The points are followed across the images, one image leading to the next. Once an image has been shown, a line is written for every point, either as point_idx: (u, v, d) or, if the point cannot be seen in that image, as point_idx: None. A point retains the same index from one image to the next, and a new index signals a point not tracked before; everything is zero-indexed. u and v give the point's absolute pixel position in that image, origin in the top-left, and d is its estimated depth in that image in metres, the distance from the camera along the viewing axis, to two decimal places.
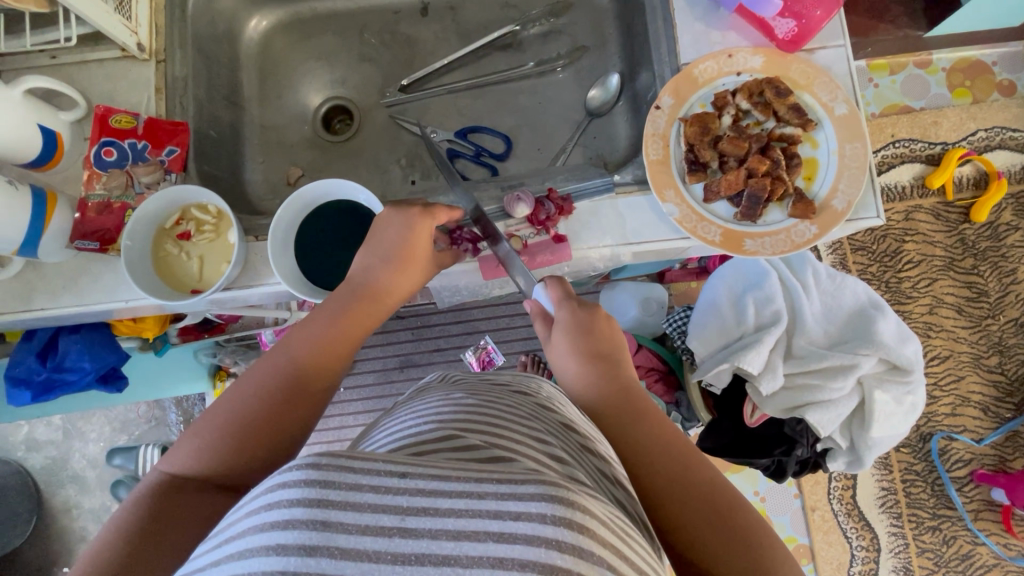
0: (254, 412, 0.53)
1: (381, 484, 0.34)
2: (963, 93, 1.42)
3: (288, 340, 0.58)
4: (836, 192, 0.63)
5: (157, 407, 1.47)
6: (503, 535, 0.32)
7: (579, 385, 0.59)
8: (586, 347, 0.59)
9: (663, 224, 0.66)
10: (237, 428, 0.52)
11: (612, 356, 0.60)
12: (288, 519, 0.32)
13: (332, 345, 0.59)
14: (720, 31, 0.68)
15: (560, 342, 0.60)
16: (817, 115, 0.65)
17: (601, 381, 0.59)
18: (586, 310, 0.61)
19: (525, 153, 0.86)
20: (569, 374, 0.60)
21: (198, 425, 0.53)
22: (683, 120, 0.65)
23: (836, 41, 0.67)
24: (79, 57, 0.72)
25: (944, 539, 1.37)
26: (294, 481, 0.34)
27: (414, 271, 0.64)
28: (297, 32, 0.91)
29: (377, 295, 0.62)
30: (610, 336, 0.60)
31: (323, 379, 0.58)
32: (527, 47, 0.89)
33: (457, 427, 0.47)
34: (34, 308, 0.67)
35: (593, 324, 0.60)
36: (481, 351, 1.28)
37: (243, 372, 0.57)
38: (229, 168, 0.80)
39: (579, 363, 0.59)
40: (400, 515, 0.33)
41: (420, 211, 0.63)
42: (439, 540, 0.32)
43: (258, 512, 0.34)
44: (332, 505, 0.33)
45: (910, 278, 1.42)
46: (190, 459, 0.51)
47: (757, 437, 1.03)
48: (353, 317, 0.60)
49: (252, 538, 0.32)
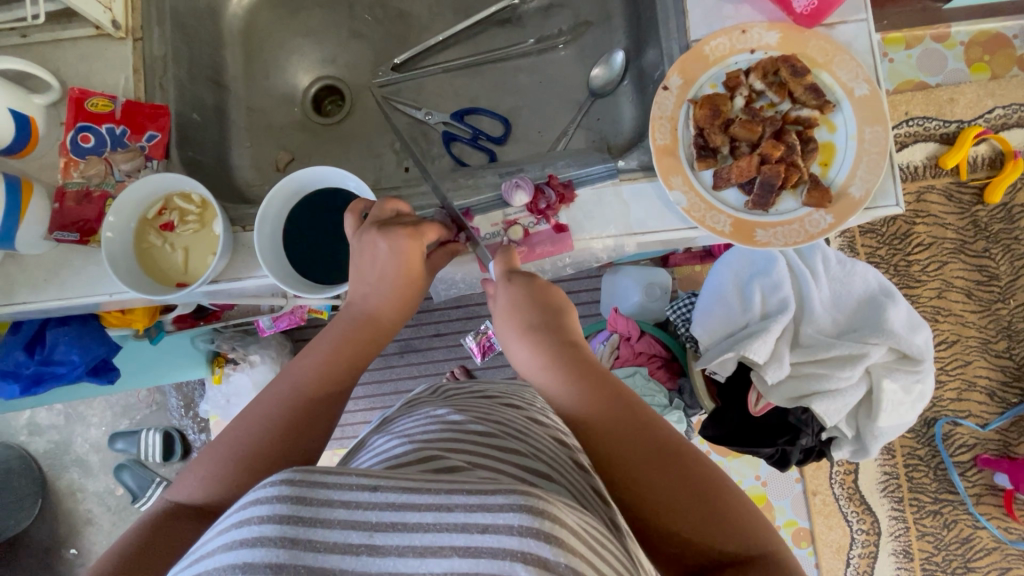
0: (258, 443, 0.51)
1: (353, 500, 0.32)
2: (981, 69, 1.36)
3: (291, 364, 0.57)
4: (853, 179, 0.59)
5: (158, 392, 1.46)
6: (469, 549, 0.29)
7: (521, 362, 0.56)
8: (521, 316, 0.56)
9: (671, 214, 0.62)
10: (242, 459, 0.50)
11: (551, 323, 0.55)
12: (257, 537, 0.30)
13: (336, 368, 0.56)
14: (733, 5, 0.64)
15: (500, 321, 0.58)
16: (835, 96, 0.61)
17: (540, 351, 0.54)
18: (523, 281, 0.58)
19: (524, 136, 0.83)
20: (514, 352, 0.56)
21: (203, 454, 0.51)
22: (692, 102, 0.61)
23: (857, 15, 0.63)
24: (51, 36, 0.68)
25: (944, 523, 1.36)
26: (268, 496, 0.32)
27: (408, 293, 0.60)
28: (284, 7, 0.86)
29: (378, 322, 0.59)
30: (547, 303, 0.56)
31: (331, 406, 0.55)
32: (527, 22, 0.84)
33: (442, 448, 0.46)
34: (14, 302, 0.64)
35: (528, 293, 0.57)
36: (482, 336, 1.26)
37: (247, 404, 0.55)
38: (215, 153, 0.77)
39: (518, 339, 0.56)
40: (369, 531, 0.30)
41: (407, 233, 0.58)
42: (406, 557, 0.29)
43: (230, 530, 0.32)
44: (303, 521, 0.31)
45: (919, 260, 1.39)
46: (197, 488, 0.50)
47: (761, 426, 1.01)
48: (352, 339, 0.58)
49: (220, 558, 0.30)
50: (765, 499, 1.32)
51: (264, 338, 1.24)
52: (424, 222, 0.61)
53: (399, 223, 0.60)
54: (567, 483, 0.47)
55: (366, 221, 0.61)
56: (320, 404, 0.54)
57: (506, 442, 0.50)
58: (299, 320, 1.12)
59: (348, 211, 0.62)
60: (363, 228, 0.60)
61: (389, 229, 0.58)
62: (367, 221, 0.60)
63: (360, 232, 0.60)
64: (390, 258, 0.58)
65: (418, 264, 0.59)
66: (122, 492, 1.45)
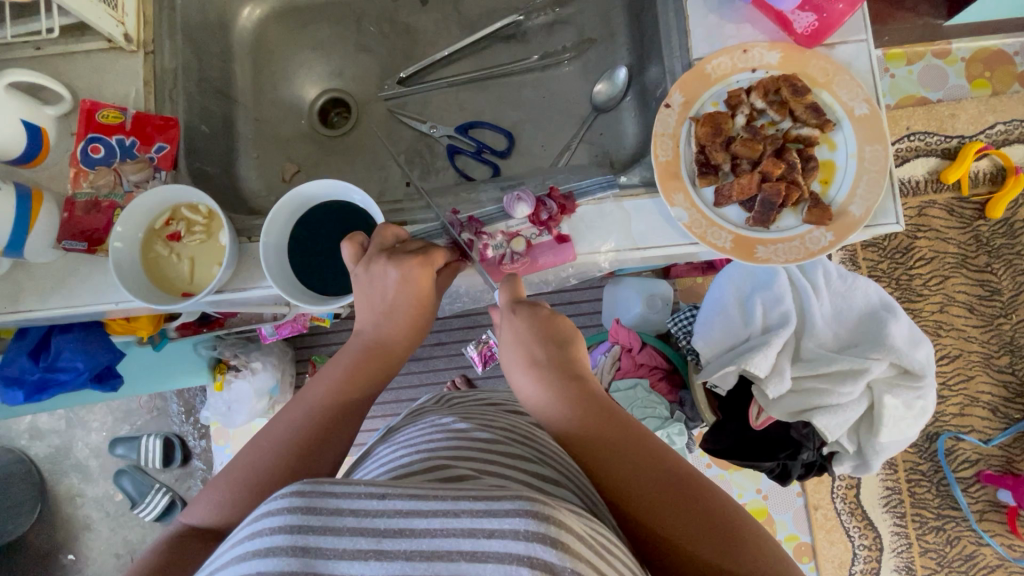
0: (275, 465, 0.51)
1: (362, 507, 0.32)
2: (983, 85, 1.37)
3: (305, 388, 0.58)
4: (853, 197, 0.60)
5: (159, 397, 1.46)
6: (476, 554, 0.29)
7: (526, 393, 0.55)
8: (526, 348, 0.56)
9: (672, 229, 0.63)
10: (256, 485, 0.50)
11: (558, 356, 0.55)
12: (269, 547, 0.31)
13: (348, 391, 0.57)
14: (735, 24, 0.65)
15: (505, 351, 0.58)
16: (835, 115, 0.62)
17: (547, 387, 0.54)
18: (527, 312, 0.57)
19: (528, 150, 0.83)
20: (520, 384, 0.56)
21: (219, 477, 0.52)
22: (694, 120, 0.62)
23: (858, 35, 0.64)
24: (64, 48, 0.69)
25: (947, 539, 1.35)
26: (278, 508, 0.32)
27: (421, 320, 0.61)
28: (292, 21, 0.87)
29: (389, 348, 0.60)
30: (553, 335, 0.56)
31: (346, 426, 0.56)
32: (531, 38, 0.86)
33: (450, 455, 0.47)
34: (22, 310, 0.65)
35: (534, 325, 0.56)
36: (482, 346, 1.25)
37: (263, 426, 0.56)
38: (222, 164, 0.78)
39: (523, 371, 0.55)
40: (377, 537, 0.31)
41: (419, 262, 0.58)
42: (413, 561, 0.30)
43: (243, 541, 0.32)
44: (313, 530, 0.31)
45: (921, 274, 1.39)
46: (212, 511, 0.50)
47: (763, 440, 1.01)
48: (365, 367, 0.58)
49: (234, 568, 0.31)
50: (766, 512, 1.31)
51: (266, 345, 1.24)
52: (432, 246, 0.61)
53: (408, 252, 0.59)
54: (576, 493, 0.48)
55: (369, 252, 0.59)
56: (338, 423, 0.55)
57: (512, 450, 0.51)
58: (302, 328, 1.13)
59: (349, 240, 0.60)
60: (368, 257, 0.59)
61: (400, 259, 0.58)
62: (371, 250, 0.60)
63: (367, 263, 0.59)
64: (402, 288, 0.58)
65: (431, 290, 0.60)
66: (121, 497, 1.45)
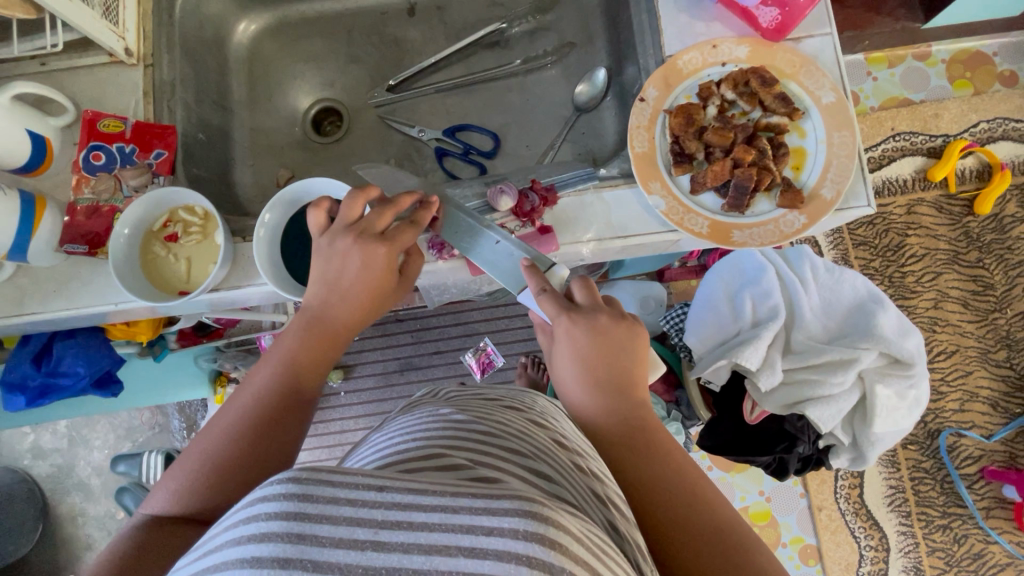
0: (227, 451, 0.52)
1: (359, 498, 0.31)
2: (964, 85, 1.41)
3: (256, 369, 0.58)
4: (824, 180, 0.62)
5: (161, 414, 1.47)
6: (474, 550, 0.29)
7: (581, 411, 0.57)
8: (586, 365, 0.56)
9: (651, 217, 0.65)
10: (216, 471, 0.51)
11: (615, 378, 0.56)
12: (265, 532, 0.29)
13: (297, 372, 0.58)
14: (705, 22, 0.68)
15: (562, 364, 0.57)
16: (804, 104, 0.64)
17: (608, 410, 0.55)
18: (587, 324, 0.56)
19: (514, 151, 0.86)
20: (570, 394, 0.58)
21: (176, 466, 0.53)
22: (667, 112, 0.65)
23: (822, 29, 0.66)
24: (68, 63, 0.73)
25: (955, 538, 1.34)
26: (274, 494, 0.31)
27: (368, 308, 0.61)
28: (286, 36, 0.91)
29: (333, 328, 0.60)
30: (611, 350, 0.56)
31: (300, 408, 0.57)
32: (514, 45, 0.89)
33: (445, 447, 0.47)
34: (24, 313, 0.67)
35: (593, 338, 0.55)
36: (482, 353, 1.30)
37: (217, 410, 0.56)
38: (219, 171, 0.81)
39: (581, 388, 0.56)
40: (374, 528, 0.30)
41: (382, 246, 0.58)
42: (411, 554, 0.29)
43: (237, 525, 0.31)
44: (309, 518, 0.30)
45: (914, 271, 1.40)
46: (172, 498, 0.50)
47: (757, 434, 1.01)
48: (309, 343, 0.58)
49: (228, 552, 0.30)
50: (770, 514, 1.31)
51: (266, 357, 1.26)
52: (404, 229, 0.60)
53: (372, 233, 0.59)
54: (569, 486, 0.46)
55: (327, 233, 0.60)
56: (286, 410, 0.56)
57: (508, 443, 0.50)
58: None
59: (316, 209, 0.61)
60: (329, 236, 0.59)
61: (363, 240, 0.58)
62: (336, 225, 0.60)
63: (331, 237, 0.59)
64: (362, 273, 0.58)
65: (387, 276, 0.60)
66: (123, 515, 1.45)
